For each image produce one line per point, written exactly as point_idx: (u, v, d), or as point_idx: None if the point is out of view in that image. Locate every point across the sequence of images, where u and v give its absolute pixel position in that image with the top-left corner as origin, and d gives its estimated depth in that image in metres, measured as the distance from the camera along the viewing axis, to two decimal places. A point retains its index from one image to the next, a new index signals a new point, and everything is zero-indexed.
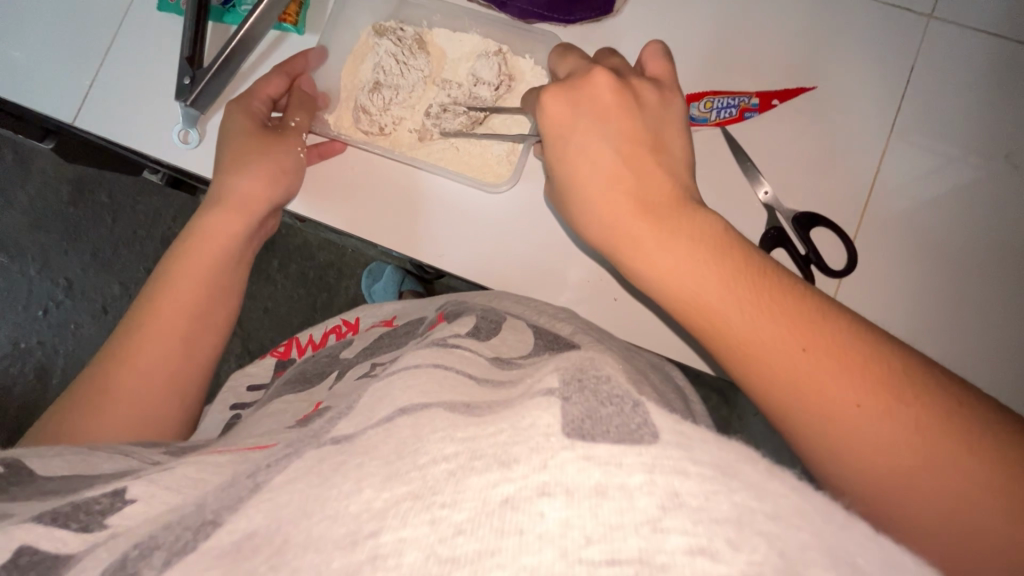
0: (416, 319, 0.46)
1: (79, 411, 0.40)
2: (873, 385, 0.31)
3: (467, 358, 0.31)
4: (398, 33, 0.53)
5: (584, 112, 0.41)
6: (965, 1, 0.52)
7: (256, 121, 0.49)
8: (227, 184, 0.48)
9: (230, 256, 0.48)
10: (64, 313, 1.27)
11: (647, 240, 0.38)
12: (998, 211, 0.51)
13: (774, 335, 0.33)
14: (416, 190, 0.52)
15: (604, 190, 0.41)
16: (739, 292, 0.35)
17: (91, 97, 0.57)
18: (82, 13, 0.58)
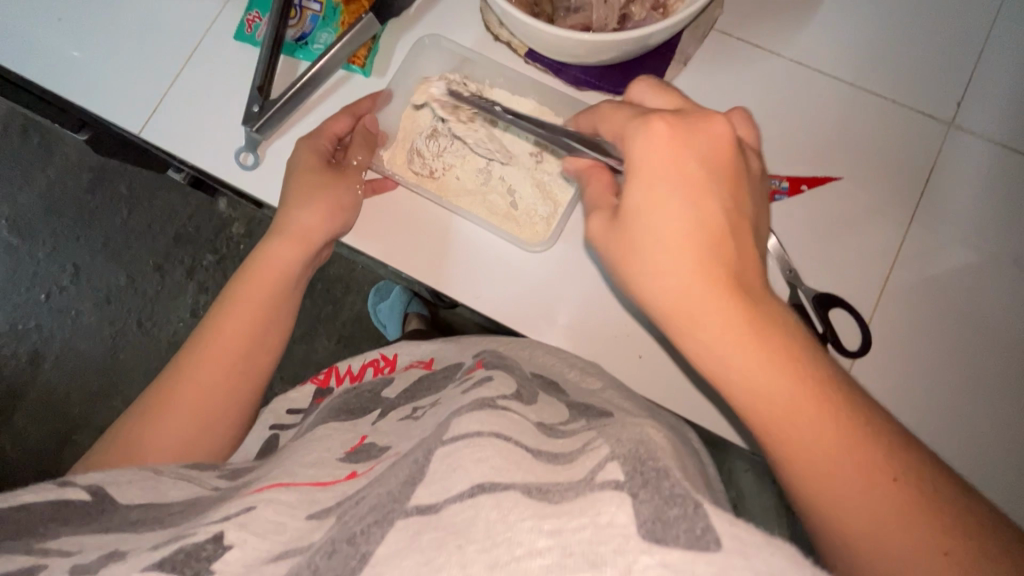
0: (453, 366, 0.50)
1: (145, 430, 0.44)
2: (883, 483, 0.34)
3: (519, 424, 0.34)
4: (461, 84, 0.56)
5: (682, 162, 0.38)
6: (982, 114, 0.56)
7: (322, 158, 0.53)
8: (289, 215, 0.52)
9: (284, 284, 0.52)
10: (66, 299, 1.28)
11: (710, 317, 0.36)
12: (1006, 314, 0.54)
13: (812, 424, 0.35)
14: (461, 237, 0.55)
15: (692, 238, 0.37)
16: (798, 383, 0.35)
17: (157, 112, 0.60)
18: (156, 30, 0.62)
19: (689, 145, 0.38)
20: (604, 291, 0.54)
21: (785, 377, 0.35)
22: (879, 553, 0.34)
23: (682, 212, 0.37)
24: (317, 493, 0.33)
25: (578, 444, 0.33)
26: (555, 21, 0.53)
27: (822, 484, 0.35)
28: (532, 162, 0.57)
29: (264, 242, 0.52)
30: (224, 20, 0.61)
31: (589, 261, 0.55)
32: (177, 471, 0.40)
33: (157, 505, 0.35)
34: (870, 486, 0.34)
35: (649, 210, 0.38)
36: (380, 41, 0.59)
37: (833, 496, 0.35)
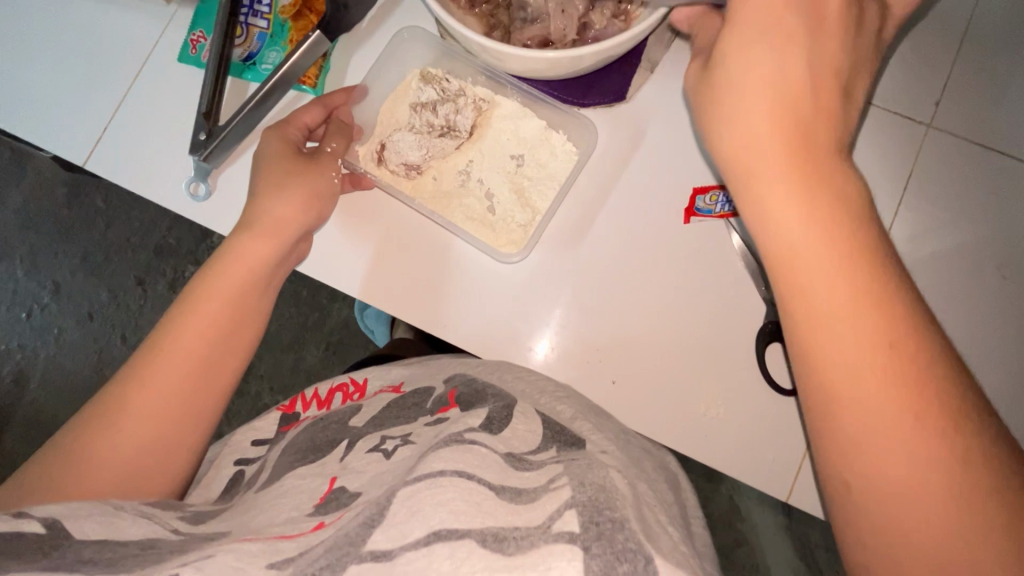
0: (423, 391, 0.48)
1: (90, 441, 0.41)
2: (925, 403, 0.30)
3: (484, 457, 0.32)
4: (443, 83, 0.53)
5: (784, 22, 0.33)
6: (964, 113, 0.53)
7: (291, 148, 0.50)
8: (258, 210, 0.48)
9: (252, 290, 0.48)
10: (48, 317, 1.25)
11: (798, 231, 0.32)
12: (996, 319, 0.52)
13: (857, 329, 0.31)
14: (441, 254, 0.52)
15: (773, 102, 0.33)
16: (857, 275, 0.31)
17: (104, 140, 0.57)
18: (102, 47, 0.58)
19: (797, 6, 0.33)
20: (579, 305, 0.51)
21: (863, 301, 0.31)
22: (887, 478, 0.31)
23: (770, 76, 0.33)
24: (281, 544, 0.30)
25: (541, 480, 0.31)
26: (511, 33, 0.50)
27: (859, 391, 0.31)
28: (512, 168, 0.52)
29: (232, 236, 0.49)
30: (171, 39, 0.58)
31: (562, 276, 0.51)
32: (137, 508, 0.37)
33: (114, 543, 0.31)
34: (909, 404, 0.30)
35: (738, 60, 0.33)
36: (332, 58, 0.55)
37: (868, 418, 0.31)
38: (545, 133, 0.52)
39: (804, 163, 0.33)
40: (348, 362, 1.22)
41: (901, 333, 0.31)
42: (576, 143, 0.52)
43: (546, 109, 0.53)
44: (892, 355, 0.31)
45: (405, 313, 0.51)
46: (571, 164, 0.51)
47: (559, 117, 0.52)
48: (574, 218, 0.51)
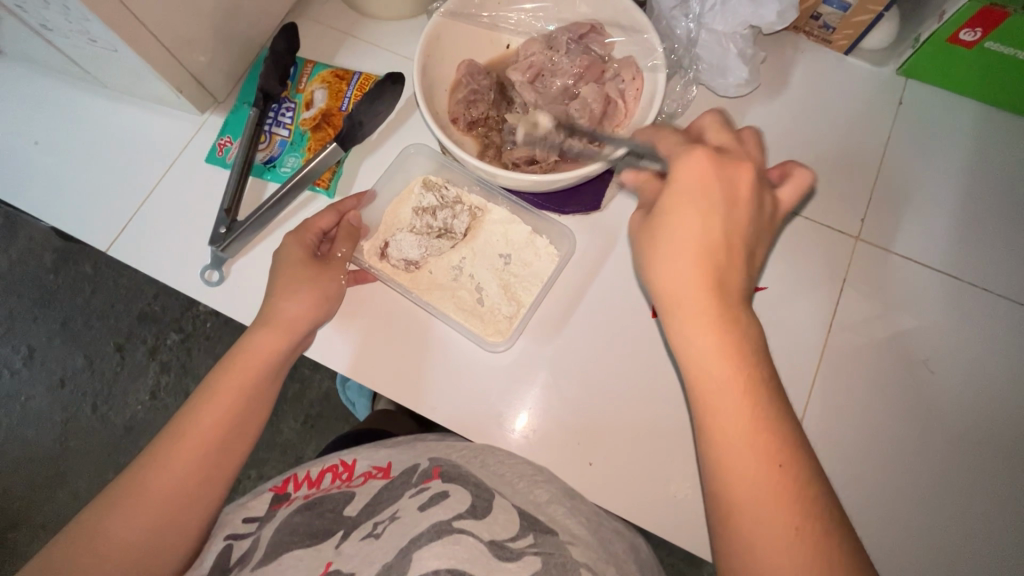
0: (409, 468, 0.49)
1: (109, 532, 0.43)
2: (809, 520, 0.37)
3: (473, 554, 0.36)
4: (442, 190, 0.60)
5: (710, 189, 0.41)
6: (885, 229, 0.63)
7: (308, 251, 0.55)
8: (270, 309, 0.53)
9: (260, 385, 0.51)
10: (16, 384, 1.23)
11: (723, 395, 0.39)
12: (920, 409, 0.58)
13: (760, 452, 0.38)
14: (434, 340, 0.57)
15: (699, 261, 0.41)
16: (754, 414, 0.39)
17: (128, 229, 0.63)
18: (134, 144, 0.66)
19: (720, 181, 0.42)
20: (556, 388, 0.56)
21: (778, 470, 0.38)
22: None
23: (699, 236, 0.41)
24: None
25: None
26: (502, 151, 0.59)
27: (756, 504, 0.38)
28: (501, 267, 0.59)
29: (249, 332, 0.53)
30: (199, 141, 0.65)
31: (545, 363, 0.56)
32: None
33: None
34: (796, 517, 0.37)
35: (677, 219, 0.41)
36: (344, 165, 0.63)
37: (765, 530, 0.37)
38: (531, 238, 0.59)
39: (733, 344, 0.40)
40: (325, 435, 1.22)
41: (787, 458, 0.38)
42: (557, 246, 0.59)
43: (532, 217, 0.60)
44: (802, 523, 0.37)
45: (399, 394, 0.56)
46: (552, 265, 0.58)
47: (540, 223, 0.60)
48: (556, 312, 0.57)
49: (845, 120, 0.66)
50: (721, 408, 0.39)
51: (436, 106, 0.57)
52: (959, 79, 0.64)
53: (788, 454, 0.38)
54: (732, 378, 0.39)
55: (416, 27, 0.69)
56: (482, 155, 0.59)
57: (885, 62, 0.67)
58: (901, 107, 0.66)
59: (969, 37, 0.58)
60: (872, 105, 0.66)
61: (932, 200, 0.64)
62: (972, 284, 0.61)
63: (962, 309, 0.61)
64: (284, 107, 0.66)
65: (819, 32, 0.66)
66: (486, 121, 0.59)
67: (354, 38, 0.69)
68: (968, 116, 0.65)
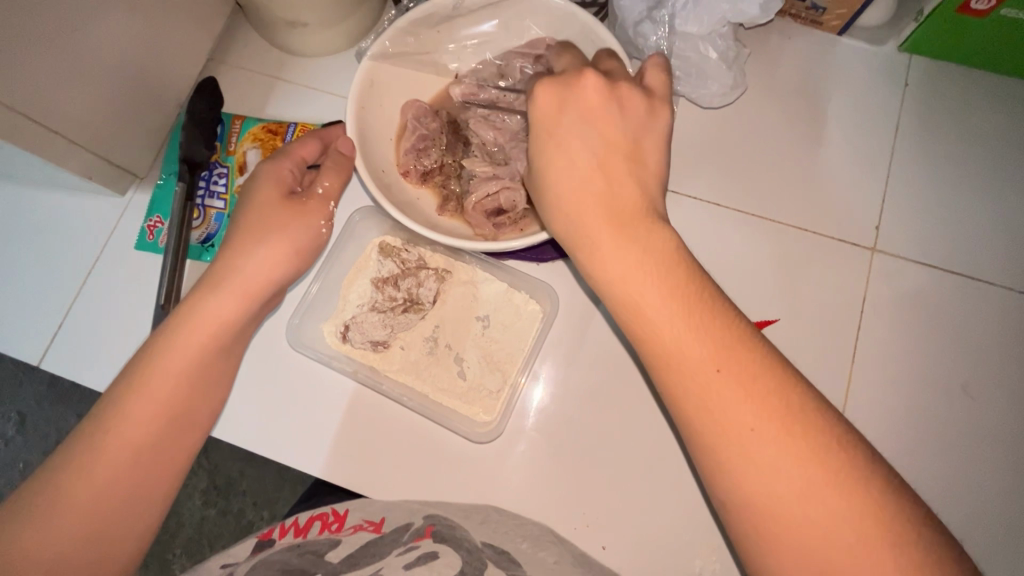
0: (400, 528, 0.43)
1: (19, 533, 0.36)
2: (774, 419, 0.31)
3: None
4: (402, 255, 0.53)
5: (559, 113, 0.38)
6: (903, 234, 0.56)
7: (284, 187, 0.47)
8: (192, 306, 0.44)
9: (173, 424, 0.42)
10: (12, 451, 1.11)
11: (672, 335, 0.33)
12: (961, 439, 0.52)
13: (700, 360, 0.33)
14: (413, 429, 0.50)
15: (575, 185, 0.37)
16: (687, 327, 0.33)
17: (59, 337, 0.56)
18: (55, 234, 0.58)
19: (568, 100, 0.38)
20: (557, 462, 0.50)
21: (764, 409, 0.31)
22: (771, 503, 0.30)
23: (566, 159, 0.37)
24: None
25: None
26: (463, 202, 0.52)
27: (712, 423, 0.32)
28: (479, 332, 0.52)
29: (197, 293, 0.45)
30: (127, 226, 0.58)
31: (544, 436, 0.50)
32: None
33: None
34: (755, 419, 0.31)
35: (543, 150, 0.38)
36: None
37: (730, 445, 0.32)
38: (509, 297, 0.52)
39: (643, 257, 0.35)
40: None
41: (736, 363, 0.32)
42: (539, 302, 0.52)
43: (507, 274, 0.53)
44: (766, 427, 0.31)
45: (384, 494, 0.50)
46: (536, 327, 0.52)
47: (520, 282, 0.53)
48: (550, 379, 0.51)
49: (847, 112, 0.58)
50: (671, 351, 0.33)
51: (381, 162, 0.50)
52: (968, 51, 0.56)
53: (731, 359, 0.32)
54: (676, 311, 0.33)
55: (353, 63, 0.61)
56: (443, 210, 0.52)
57: (884, 39, 0.59)
58: (907, 89, 0.58)
59: (981, 6, 0.51)
60: (875, 90, 0.58)
61: (949, 195, 0.57)
62: (1004, 287, 0.55)
63: (995, 317, 0.54)
64: (215, 173, 0.58)
65: (807, 13, 0.58)
66: (442, 169, 0.52)
67: (284, 83, 0.61)
68: (981, 94, 0.58)
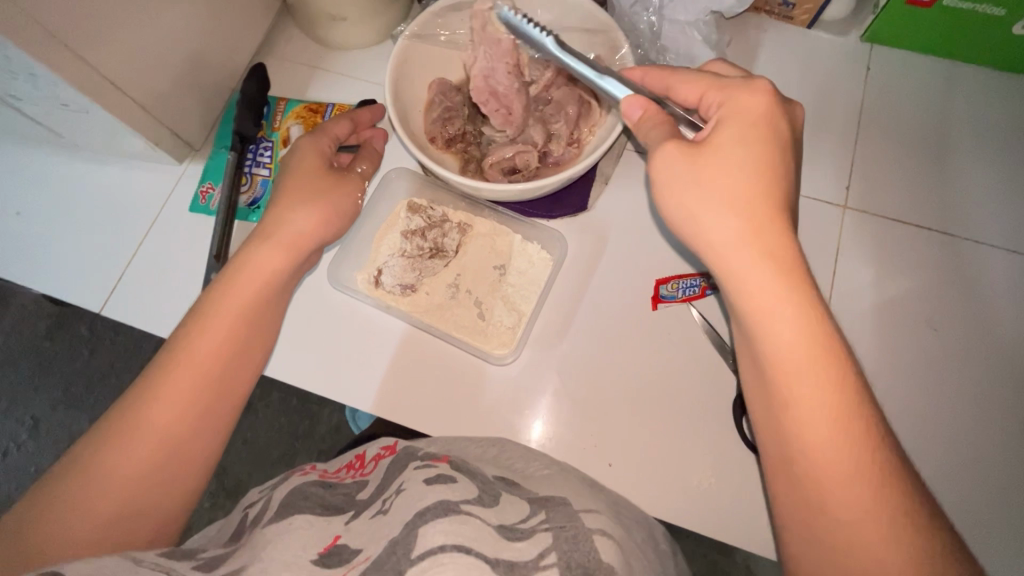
0: (415, 445, 0.50)
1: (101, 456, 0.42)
2: (862, 415, 0.37)
3: (481, 528, 0.36)
4: (428, 212, 0.60)
5: (765, 121, 0.42)
6: (870, 193, 0.63)
7: (324, 161, 0.55)
8: (244, 260, 0.50)
9: (224, 370, 0.47)
10: (25, 455, 1.21)
11: (789, 354, 0.38)
12: (934, 369, 0.58)
13: (815, 345, 0.38)
14: (434, 359, 0.56)
15: (748, 177, 0.41)
16: (809, 315, 0.38)
17: (120, 287, 0.63)
18: (117, 201, 0.65)
19: (772, 118, 0.43)
20: (568, 387, 0.55)
21: (856, 400, 0.38)
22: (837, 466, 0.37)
23: (742, 155, 0.41)
24: None
25: (532, 553, 0.35)
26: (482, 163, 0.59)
27: (806, 390, 0.38)
28: (494, 279, 0.59)
29: (248, 248, 0.51)
30: (181, 191, 0.65)
31: (554, 368, 0.56)
32: (155, 559, 0.37)
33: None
34: (843, 402, 0.37)
35: (726, 141, 0.42)
36: None
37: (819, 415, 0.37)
38: (522, 247, 0.59)
39: (784, 249, 0.40)
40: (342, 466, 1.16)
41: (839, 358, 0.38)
42: (549, 251, 0.59)
43: (520, 227, 0.60)
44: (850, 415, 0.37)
45: (407, 420, 0.55)
46: (547, 271, 0.58)
47: (532, 233, 0.60)
48: (558, 319, 0.57)
49: (818, 91, 0.66)
50: (786, 346, 0.38)
51: (412, 126, 0.57)
52: (921, 38, 0.65)
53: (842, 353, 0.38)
54: (798, 333, 0.38)
55: (384, 52, 0.70)
56: (464, 171, 0.59)
57: (848, 30, 0.68)
58: (870, 71, 0.66)
59: None
60: (842, 72, 0.67)
61: (914, 161, 0.64)
62: (964, 237, 0.61)
63: (958, 265, 0.61)
64: (262, 147, 0.66)
65: (780, 9, 0.67)
66: (462, 137, 0.59)
67: (323, 72, 0.69)
68: (937, 73, 0.66)
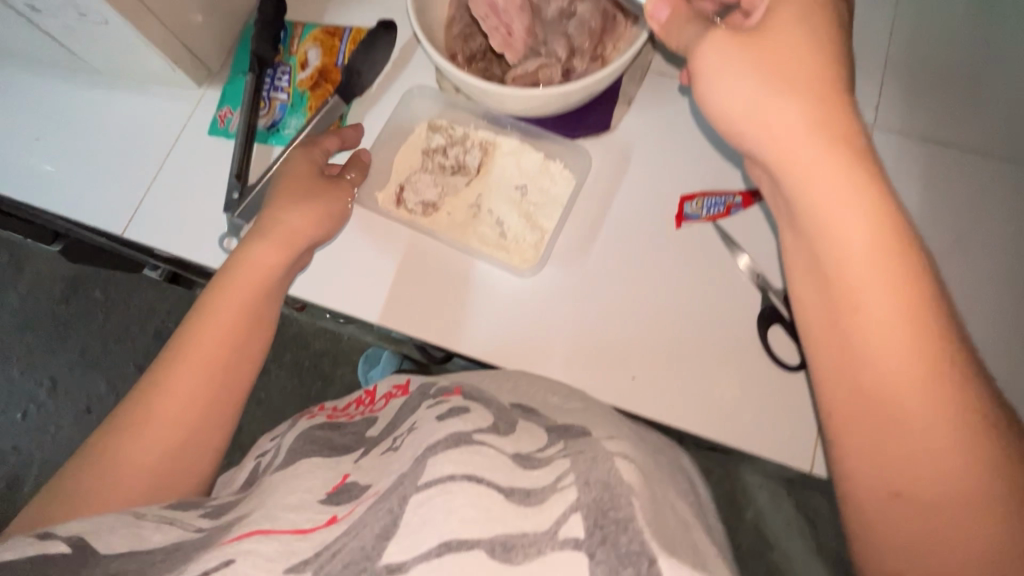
0: (427, 384, 0.51)
1: (121, 439, 0.46)
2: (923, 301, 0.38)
3: (494, 458, 0.32)
4: (449, 130, 0.60)
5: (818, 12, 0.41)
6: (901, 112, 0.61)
7: (314, 169, 0.56)
8: (245, 253, 0.52)
9: (232, 353, 0.50)
10: (44, 415, 1.21)
11: (862, 248, 0.38)
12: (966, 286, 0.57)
13: (878, 234, 0.38)
14: (457, 271, 0.56)
15: (804, 69, 0.40)
16: (873, 204, 0.38)
17: (141, 209, 0.63)
18: (135, 130, 0.65)
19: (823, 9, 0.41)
20: (592, 302, 0.55)
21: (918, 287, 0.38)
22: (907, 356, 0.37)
23: (797, 47, 0.40)
24: (297, 544, 0.31)
25: (550, 478, 0.31)
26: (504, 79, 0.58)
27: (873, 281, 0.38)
28: (516, 199, 0.58)
29: (247, 243, 0.53)
30: (199, 116, 0.65)
31: (576, 284, 0.55)
32: (158, 512, 0.39)
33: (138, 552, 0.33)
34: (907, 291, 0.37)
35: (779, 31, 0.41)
36: (348, 119, 0.62)
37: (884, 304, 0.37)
38: (544, 166, 0.58)
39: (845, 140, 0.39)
40: None
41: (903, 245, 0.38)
42: (571, 170, 0.58)
43: (542, 145, 0.60)
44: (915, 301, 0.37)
45: (429, 332, 0.55)
46: (570, 187, 0.57)
47: (555, 149, 0.59)
48: (580, 236, 0.57)
49: None
50: (849, 237, 0.38)
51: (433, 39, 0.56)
52: None
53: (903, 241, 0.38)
54: (877, 247, 0.38)
55: None
56: None
57: None
58: None
59: None
60: None
61: None
62: None
63: None
64: (280, 71, 0.65)
65: None
66: (484, 55, 0.59)
67: None
68: None
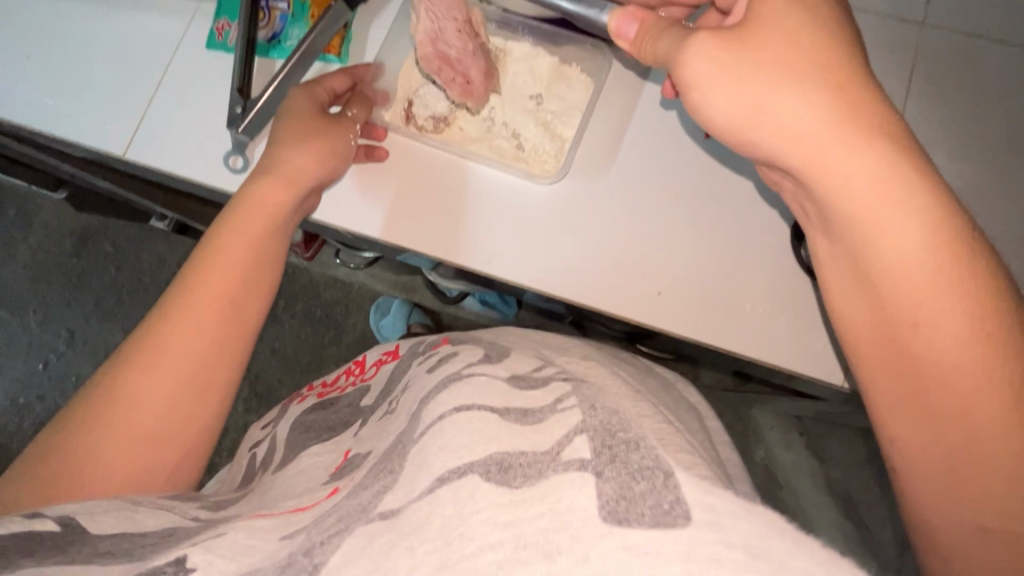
0: (422, 341, 0.50)
1: (114, 397, 0.40)
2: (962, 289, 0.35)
3: (487, 385, 0.30)
4: None
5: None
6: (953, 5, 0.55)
7: (316, 104, 0.53)
8: (247, 193, 0.49)
9: (236, 301, 0.45)
10: (65, 364, 1.21)
11: (900, 247, 0.36)
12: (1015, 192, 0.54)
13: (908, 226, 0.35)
14: (468, 186, 0.53)
15: (807, 55, 0.37)
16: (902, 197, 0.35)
17: (141, 129, 0.60)
18: (128, 47, 0.61)
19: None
20: (614, 215, 0.52)
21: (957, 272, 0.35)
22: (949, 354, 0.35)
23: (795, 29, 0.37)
24: (294, 517, 0.30)
25: (548, 399, 0.28)
26: None
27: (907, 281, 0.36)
28: (532, 108, 0.55)
29: (250, 183, 0.50)
30: (195, 30, 0.61)
31: (596, 195, 0.53)
32: (155, 500, 0.35)
33: (131, 534, 0.30)
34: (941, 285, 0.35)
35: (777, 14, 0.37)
36: (352, 28, 0.58)
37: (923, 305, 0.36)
38: (561, 69, 0.55)
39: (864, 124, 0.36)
40: None
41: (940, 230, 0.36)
42: (591, 75, 0.55)
43: (557, 48, 0.56)
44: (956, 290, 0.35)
45: (446, 249, 0.53)
46: (590, 89, 0.54)
47: (573, 52, 0.56)
48: (601, 146, 0.53)
49: None
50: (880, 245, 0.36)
51: None
52: None
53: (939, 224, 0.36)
54: (921, 241, 0.35)
55: None
56: None
57: None
58: None
59: None
60: None
61: None
62: None
63: None
64: None
65: None
66: None
67: None
68: None
